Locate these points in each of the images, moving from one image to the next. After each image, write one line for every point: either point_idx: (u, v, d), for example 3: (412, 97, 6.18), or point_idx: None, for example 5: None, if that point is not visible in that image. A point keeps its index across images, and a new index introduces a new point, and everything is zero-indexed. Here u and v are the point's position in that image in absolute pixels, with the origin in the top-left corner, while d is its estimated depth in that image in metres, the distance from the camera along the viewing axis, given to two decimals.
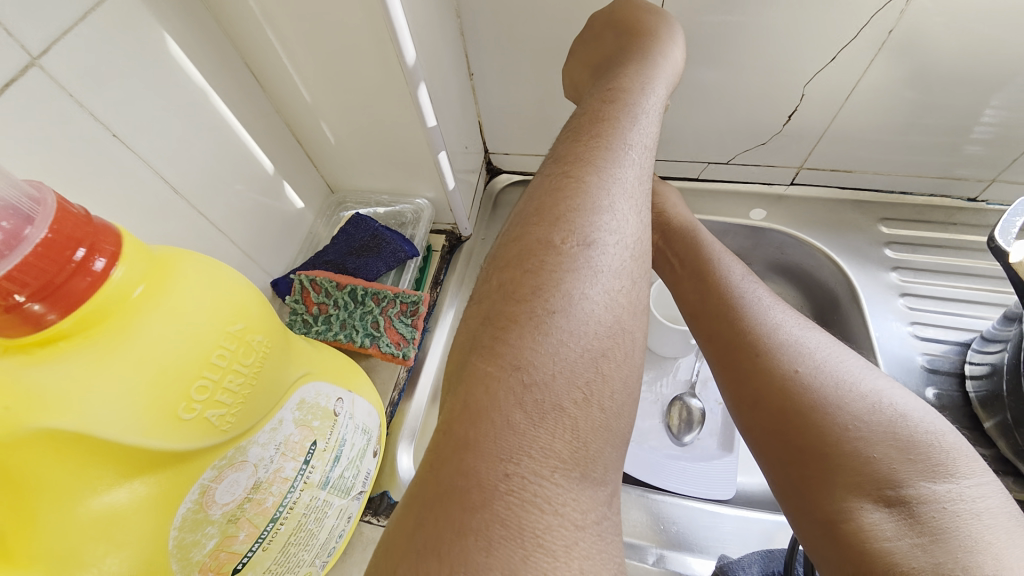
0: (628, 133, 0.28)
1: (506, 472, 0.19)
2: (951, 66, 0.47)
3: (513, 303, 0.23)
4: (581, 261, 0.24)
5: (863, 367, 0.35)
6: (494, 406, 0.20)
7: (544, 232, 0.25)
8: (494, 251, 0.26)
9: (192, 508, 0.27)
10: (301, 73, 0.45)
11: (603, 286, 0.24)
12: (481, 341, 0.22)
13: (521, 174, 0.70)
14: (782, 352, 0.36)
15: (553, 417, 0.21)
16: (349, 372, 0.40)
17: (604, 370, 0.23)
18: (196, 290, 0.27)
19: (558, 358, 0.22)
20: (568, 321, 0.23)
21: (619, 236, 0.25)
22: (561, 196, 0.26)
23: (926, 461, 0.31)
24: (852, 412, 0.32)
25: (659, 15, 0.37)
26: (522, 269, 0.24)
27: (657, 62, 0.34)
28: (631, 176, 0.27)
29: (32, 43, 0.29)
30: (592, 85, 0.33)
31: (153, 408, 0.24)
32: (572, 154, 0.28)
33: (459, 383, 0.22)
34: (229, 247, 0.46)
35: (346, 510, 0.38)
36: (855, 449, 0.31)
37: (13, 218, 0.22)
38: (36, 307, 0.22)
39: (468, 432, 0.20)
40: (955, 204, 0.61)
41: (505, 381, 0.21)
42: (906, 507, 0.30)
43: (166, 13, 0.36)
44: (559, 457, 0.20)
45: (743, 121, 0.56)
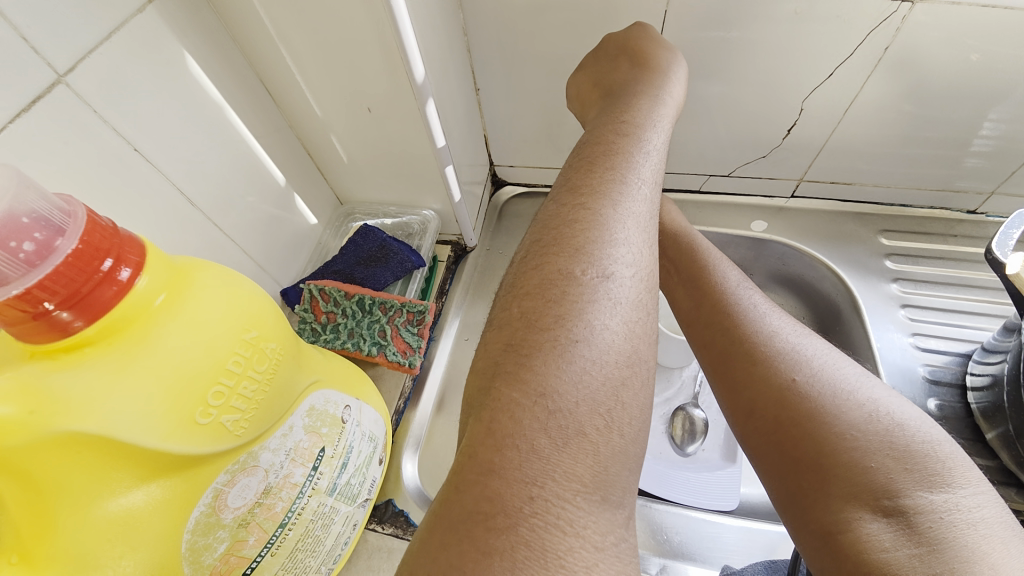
0: (640, 167, 0.29)
1: (530, 495, 0.20)
2: (946, 81, 0.48)
3: (535, 331, 0.23)
4: (601, 293, 0.24)
5: (861, 376, 0.36)
6: (519, 432, 0.21)
7: (565, 262, 0.25)
8: (511, 278, 0.27)
9: (205, 511, 0.28)
10: (313, 89, 0.46)
11: (622, 317, 0.24)
12: (504, 368, 0.23)
13: (526, 186, 0.71)
14: (780, 359, 0.36)
15: (575, 443, 0.21)
16: (356, 380, 0.41)
17: (623, 399, 0.23)
18: (212, 298, 0.28)
19: (581, 388, 0.22)
20: (589, 351, 0.23)
21: (635, 268, 0.26)
22: (579, 226, 0.26)
23: (922, 471, 0.31)
24: (848, 421, 0.33)
25: (664, 42, 0.38)
26: (544, 298, 0.24)
27: (664, 93, 0.34)
28: (644, 209, 0.28)
29: (59, 62, 0.31)
30: (603, 111, 0.34)
31: (170, 413, 0.25)
32: (586, 186, 0.28)
33: (483, 408, 0.22)
34: (241, 257, 0.47)
35: (352, 518, 0.38)
36: (852, 459, 0.32)
37: (45, 230, 0.23)
38: (63, 315, 0.23)
39: (492, 457, 0.20)
40: (955, 217, 0.62)
41: (530, 409, 0.21)
42: (903, 518, 0.30)
43: (186, 31, 0.38)
44: (580, 480, 0.21)
45: (743, 134, 0.58)
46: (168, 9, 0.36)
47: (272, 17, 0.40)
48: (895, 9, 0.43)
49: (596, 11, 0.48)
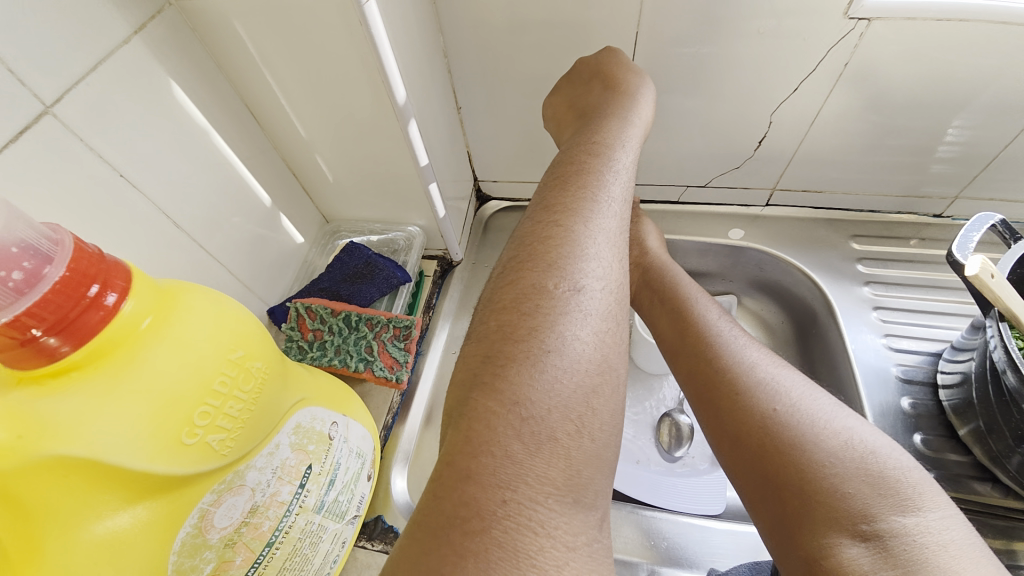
0: (609, 185, 0.30)
1: (503, 498, 0.21)
2: (906, 93, 0.51)
3: (510, 342, 0.24)
4: (572, 306, 0.25)
5: (835, 407, 0.37)
6: (494, 439, 0.22)
7: (538, 276, 0.26)
8: (488, 293, 0.28)
9: (191, 532, 0.28)
10: (298, 111, 0.47)
11: (592, 328, 0.25)
12: (481, 378, 0.23)
13: (510, 201, 0.72)
14: (760, 390, 0.38)
15: (548, 448, 0.22)
16: (343, 397, 0.41)
17: (594, 406, 0.24)
18: (198, 320, 0.28)
19: (554, 395, 0.23)
20: (561, 360, 0.24)
21: (605, 281, 0.27)
22: (552, 242, 0.27)
23: (896, 496, 0.32)
24: (827, 449, 0.34)
25: (633, 65, 0.40)
26: (518, 311, 0.25)
27: (634, 115, 0.36)
28: (614, 225, 0.29)
29: (45, 93, 0.31)
30: (575, 133, 0.35)
31: (156, 434, 0.25)
32: (559, 204, 0.29)
33: (461, 418, 0.23)
34: (227, 278, 0.47)
35: (341, 535, 0.38)
36: (831, 485, 0.33)
37: (33, 258, 0.24)
38: (51, 340, 0.23)
39: (469, 463, 0.21)
40: (922, 221, 0.64)
41: (505, 417, 0.22)
42: (880, 541, 0.31)
43: (172, 59, 0.39)
44: (553, 483, 0.22)
45: (719, 146, 0.60)
46: (152, 39, 0.37)
47: (256, 44, 0.41)
48: (853, 27, 0.45)
49: (571, 32, 0.49)
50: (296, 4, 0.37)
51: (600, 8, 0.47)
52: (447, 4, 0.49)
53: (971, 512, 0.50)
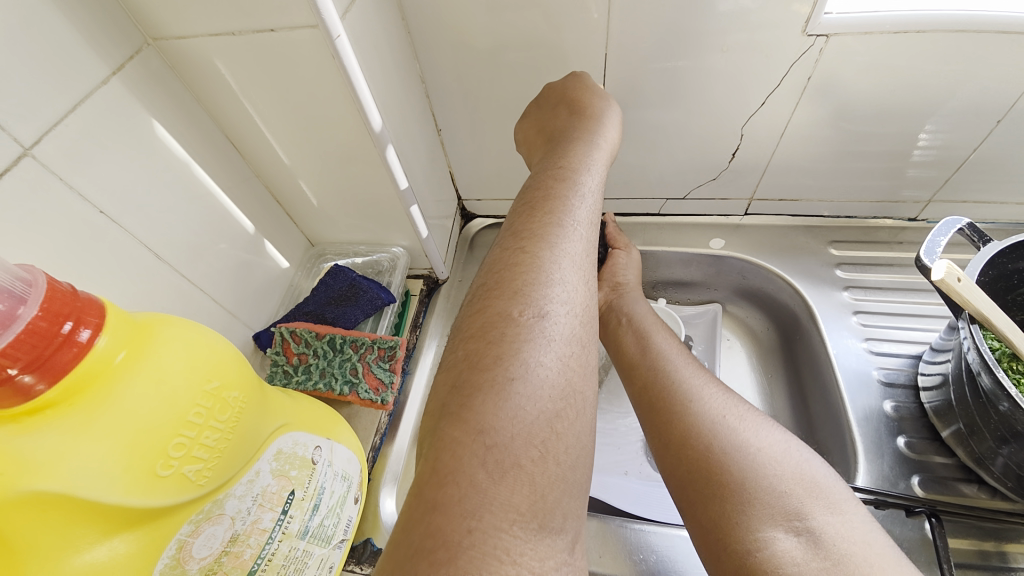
0: (574, 209, 0.31)
1: (469, 527, 0.21)
2: (871, 103, 0.52)
3: (476, 371, 0.25)
4: (536, 332, 0.26)
5: (768, 422, 0.41)
6: (459, 469, 0.22)
7: (503, 304, 0.27)
8: (458, 322, 0.28)
9: (169, 564, 0.28)
10: (279, 140, 0.48)
11: (557, 353, 0.26)
12: (448, 409, 0.24)
13: (494, 218, 0.74)
14: (710, 401, 0.41)
15: (512, 475, 0.22)
16: (327, 420, 0.41)
17: (559, 430, 0.24)
18: (173, 353, 0.29)
19: (517, 422, 0.24)
20: (526, 387, 0.24)
21: (570, 306, 0.28)
22: (518, 269, 0.28)
23: (826, 498, 0.36)
24: (766, 455, 0.37)
25: (598, 89, 0.41)
26: (485, 340, 0.26)
27: (599, 138, 0.37)
28: (579, 248, 0.30)
29: (25, 136, 0.32)
30: (544, 159, 0.36)
31: (130, 469, 0.26)
32: (526, 230, 0.30)
33: (430, 448, 0.23)
34: (211, 306, 0.48)
35: (327, 560, 0.38)
36: (770, 485, 0.36)
37: (7, 300, 0.25)
38: (26, 379, 0.24)
39: (436, 493, 0.22)
40: (899, 225, 0.65)
41: (470, 446, 0.23)
42: (810, 535, 0.34)
43: (152, 98, 0.40)
44: (517, 510, 0.22)
45: (694, 158, 0.61)
46: (131, 78, 0.39)
47: (235, 80, 0.42)
48: (812, 43, 0.47)
49: (543, 55, 0.51)
50: (271, 42, 0.39)
51: (570, 32, 0.49)
52: (422, 32, 0.51)
53: (956, 515, 0.49)
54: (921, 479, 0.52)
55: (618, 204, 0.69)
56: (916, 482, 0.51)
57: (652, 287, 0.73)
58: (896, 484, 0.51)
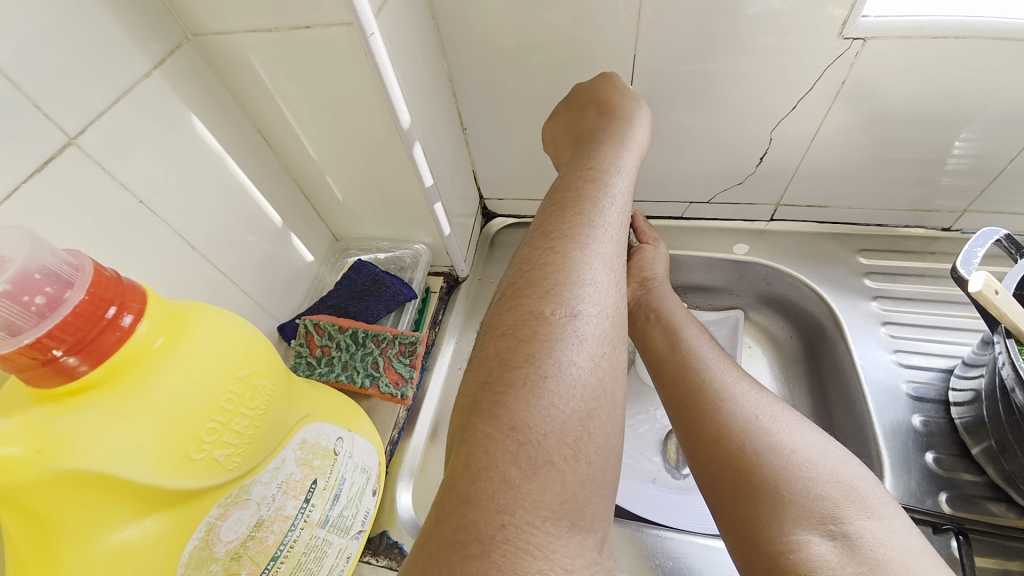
0: (604, 210, 0.31)
1: (502, 522, 0.21)
2: (907, 108, 0.51)
3: (508, 368, 0.25)
4: (567, 332, 0.26)
5: (805, 422, 0.40)
6: (492, 464, 0.22)
7: (535, 303, 0.27)
8: (488, 319, 0.28)
9: (198, 545, 0.29)
10: (309, 136, 0.49)
11: (588, 353, 0.26)
12: (480, 405, 0.24)
13: (515, 218, 0.74)
14: (743, 401, 0.41)
15: (544, 472, 0.23)
16: (349, 412, 0.42)
17: (590, 430, 0.24)
18: (207, 340, 0.30)
19: (550, 420, 0.24)
20: (558, 386, 0.25)
21: (601, 306, 0.28)
22: (549, 269, 0.28)
23: (863, 503, 0.35)
24: (800, 456, 0.37)
25: (628, 90, 0.41)
26: (516, 338, 0.26)
27: (628, 139, 0.37)
28: (610, 249, 0.30)
29: (69, 125, 0.33)
30: (572, 159, 0.36)
31: (165, 451, 0.27)
32: (557, 230, 0.30)
33: (462, 442, 0.23)
34: (239, 296, 0.49)
35: (345, 550, 0.39)
36: (805, 487, 0.35)
37: (55, 284, 0.26)
38: (70, 360, 0.25)
39: (469, 487, 0.22)
40: (932, 234, 0.63)
41: (503, 443, 0.23)
42: (847, 540, 0.33)
43: (190, 93, 0.42)
44: (549, 507, 0.22)
45: (721, 162, 0.60)
46: (171, 72, 0.40)
47: (269, 76, 0.43)
48: (847, 46, 0.46)
49: (571, 56, 0.51)
50: (306, 39, 0.39)
51: (599, 33, 0.49)
52: (451, 32, 0.51)
53: (983, 534, 0.48)
54: (949, 496, 0.50)
55: (641, 207, 0.69)
56: (944, 499, 0.50)
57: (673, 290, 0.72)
58: (924, 501, 0.50)
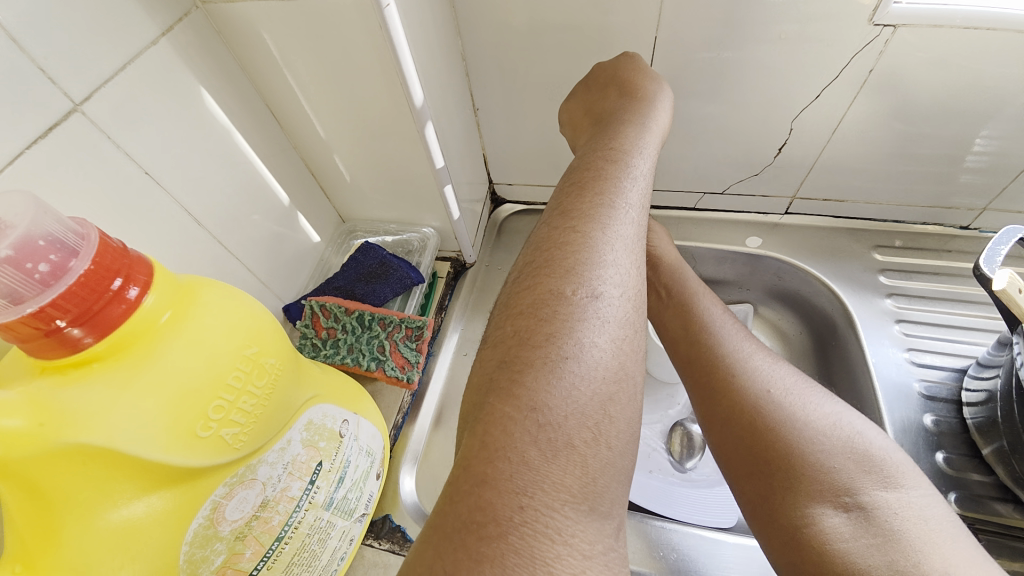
0: (626, 192, 0.30)
1: (520, 505, 0.21)
2: (933, 101, 0.49)
3: (527, 348, 0.24)
4: (589, 313, 0.25)
5: (823, 394, 0.40)
6: (511, 445, 0.22)
7: (556, 282, 0.26)
8: (504, 298, 0.28)
9: (203, 523, 0.28)
10: (318, 113, 0.48)
11: (610, 335, 0.25)
12: (498, 384, 0.23)
13: (525, 204, 0.72)
14: (756, 375, 0.40)
15: (564, 455, 0.22)
16: (354, 394, 0.41)
17: (611, 413, 0.24)
18: (214, 316, 0.29)
19: (571, 402, 0.23)
20: (579, 367, 0.24)
21: (623, 288, 0.27)
22: (569, 248, 0.27)
23: (879, 473, 0.36)
24: (814, 429, 0.37)
25: (651, 72, 0.40)
26: (536, 317, 0.25)
27: (650, 121, 0.36)
28: (632, 231, 0.29)
29: (75, 91, 0.32)
30: (591, 140, 0.35)
31: (172, 425, 0.26)
32: (576, 209, 0.29)
33: (477, 422, 0.23)
34: (245, 274, 0.48)
35: (348, 533, 0.38)
36: (818, 460, 0.36)
37: (60, 251, 0.25)
38: (74, 331, 0.24)
39: (486, 468, 0.21)
40: (949, 232, 0.62)
41: (522, 423, 0.22)
42: (861, 510, 0.34)
43: (198, 63, 0.40)
44: (569, 491, 0.22)
45: (738, 152, 0.59)
46: (179, 40, 0.38)
47: (278, 46, 0.42)
48: (877, 34, 0.45)
49: (590, 37, 0.49)
50: (318, 9, 0.38)
51: (620, 14, 0.47)
52: (466, 9, 0.49)
53: (991, 533, 0.48)
54: (958, 496, 0.50)
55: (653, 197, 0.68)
56: (953, 499, 0.50)
57: None
58: None
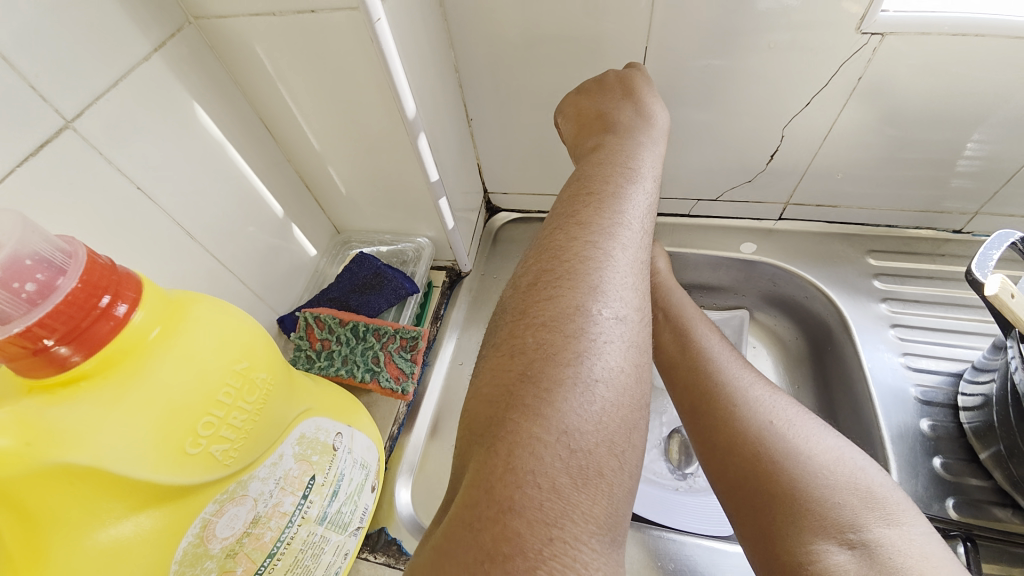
0: (642, 214, 0.31)
1: (549, 536, 0.20)
2: (922, 107, 0.50)
3: (554, 366, 0.24)
4: (614, 334, 0.26)
5: (821, 427, 0.39)
6: (540, 470, 0.22)
7: (583, 300, 0.26)
8: (522, 309, 0.27)
9: (193, 541, 0.28)
10: (312, 126, 0.48)
11: (632, 359, 0.26)
12: (523, 403, 0.23)
13: (520, 212, 0.73)
14: (758, 406, 0.40)
15: (592, 483, 0.22)
16: (348, 407, 0.41)
17: (633, 439, 0.24)
18: (204, 332, 0.29)
19: (598, 427, 0.23)
20: (605, 390, 0.24)
21: (643, 312, 0.28)
22: (593, 265, 0.28)
23: (882, 509, 0.34)
24: (820, 461, 0.36)
25: (656, 94, 0.41)
26: (562, 334, 0.25)
27: (661, 145, 0.37)
28: (647, 256, 0.30)
29: (66, 108, 0.32)
30: (605, 153, 0.36)
31: (160, 444, 0.26)
32: (598, 225, 0.30)
33: (501, 443, 0.23)
34: (239, 287, 0.48)
35: (343, 547, 0.38)
36: (821, 495, 0.35)
37: (47, 270, 0.25)
38: (61, 350, 0.24)
39: (512, 494, 0.21)
40: (942, 236, 0.62)
41: (552, 445, 0.22)
42: (866, 548, 0.33)
43: (191, 78, 0.41)
44: (595, 521, 0.22)
45: (732, 159, 0.59)
46: (172, 55, 0.39)
47: (271, 60, 0.42)
48: (865, 42, 0.45)
49: (581, 47, 0.50)
50: (310, 24, 0.38)
51: (611, 24, 0.47)
52: (459, 21, 0.50)
53: (990, 539, 0.48)
54: (956, 501, 0.50)
55: None
56: (951, 505, 0.49)
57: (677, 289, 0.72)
58: (930, 506, 0.50)
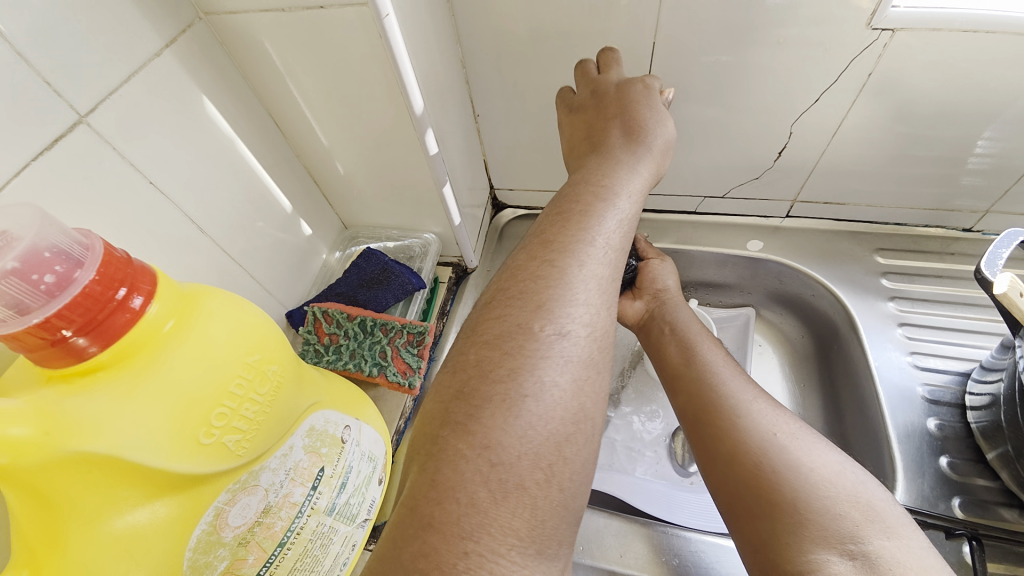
0: (605, 229, 0.33)
1: (465, 550, 0.23)
2: (933, 103, 0.49)
3: (486, 383, 0.27)
4: (553, 351, 0.28)
5: (822, 441, 0.40)
6: (461, 487, 0.24)
7: (526, 318, 0.29)
8: (474, 326, 0.30)
9: (206, 529, 0.28)
10: (320, 122, 0.48)
11: (572, 374, 0.28)
12: (456, 419, 0.26)
13: (526, 209, 0.73)
14: (763, 417, 0.40)
15: (513, 497, 0.25)
16: (355, 400, 0.41)
17: (566, 454, 0.27)
18: (216, 324, 0.29)
19: (525, 442, 0.26)
20: (537, 406, 0.27)
21: (590, 328, 0.30)
22: (543, 284, 0.30)
23: (881, 522, 0.35)
24: (822, 473, 0.37)
25: (660, 95, 0.41)
26: (500, 351, 0.28)
27: (649, 150, 0.37)
28: (605, 271, 0.32)
29: (80, 103, 0.33)
30: (586, 166, 0.37)
31: (174, 435, 0.26)
32: (558, 242, 0.32)
33: (431, 459, 0.25)
34: (248, 281, 0.49)
35: (351, 538, 0.38)
36: (823, 506, 0.35)
37: (65, 262, 0.25)
38: (80, 341, 0.24)
39: (432, 511, 0.24)
40: (951, 235, 0.62)
41: (473, 461, 0.25)
42: (866, 560, 0.33)
43: (202, 74, 0.41)
44: (516, 535, 0.24)
45: (739, 155, 0.59)
46: (183, 51, 0.39)
47: (280, 56, 0.42)
48: (876, 38, 0.45)
49: (588, 43, 0.50)
50: (318, 21, 0.39)
51: (619, 20, 0.47)
52: (467, 17, 0.50)
53: (997, 539, 0.47)
54: (962, 501, 0.49)
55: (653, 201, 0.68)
56: (957, 504, 0.49)
57: (683, 287, 0.72)
58: (937, 505, 0.49)
